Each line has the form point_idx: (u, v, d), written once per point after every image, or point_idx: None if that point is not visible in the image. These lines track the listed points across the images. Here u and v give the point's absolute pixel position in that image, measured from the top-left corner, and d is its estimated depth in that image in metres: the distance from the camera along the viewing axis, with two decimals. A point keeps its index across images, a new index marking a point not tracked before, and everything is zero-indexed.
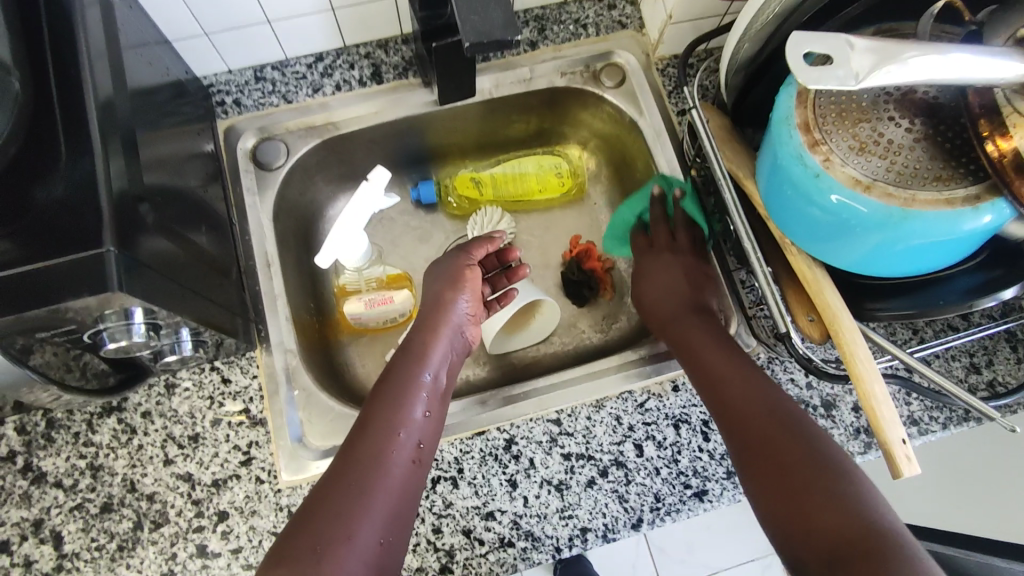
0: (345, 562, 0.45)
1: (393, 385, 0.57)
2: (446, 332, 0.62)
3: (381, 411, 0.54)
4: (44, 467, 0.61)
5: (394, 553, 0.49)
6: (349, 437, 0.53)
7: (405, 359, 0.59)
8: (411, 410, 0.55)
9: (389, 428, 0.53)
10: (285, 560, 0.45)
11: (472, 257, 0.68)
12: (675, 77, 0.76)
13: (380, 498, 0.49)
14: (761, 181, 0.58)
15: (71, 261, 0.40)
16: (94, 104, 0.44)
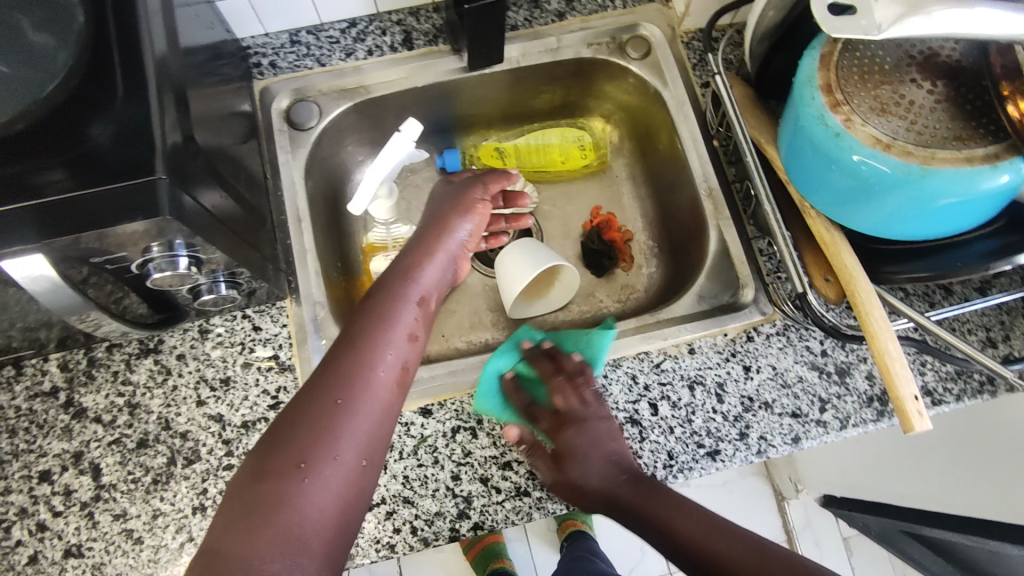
0: (325, 478, 0.46)
1: (380, 303, 0.57)
2: (442, 255, 0.64)
3: (367, 329, 0.54)
4: (84, 402, 0.64)
5: (372, 472, 0.50)
6: (332, 352, 0.53)
7: (398, 277, 0.60)
8: (396, 331, 0.55)
9: (376, 348, 0.53)
10: (268, 473, 0.46)
11: (487, 189, 0.70)
12: (699, 50, 0.78)
13: (361, 416, 0.50)
14: (782, 146, 0.59)
15: (125, 188, 0.42)
16: (150, 44, 0.46)
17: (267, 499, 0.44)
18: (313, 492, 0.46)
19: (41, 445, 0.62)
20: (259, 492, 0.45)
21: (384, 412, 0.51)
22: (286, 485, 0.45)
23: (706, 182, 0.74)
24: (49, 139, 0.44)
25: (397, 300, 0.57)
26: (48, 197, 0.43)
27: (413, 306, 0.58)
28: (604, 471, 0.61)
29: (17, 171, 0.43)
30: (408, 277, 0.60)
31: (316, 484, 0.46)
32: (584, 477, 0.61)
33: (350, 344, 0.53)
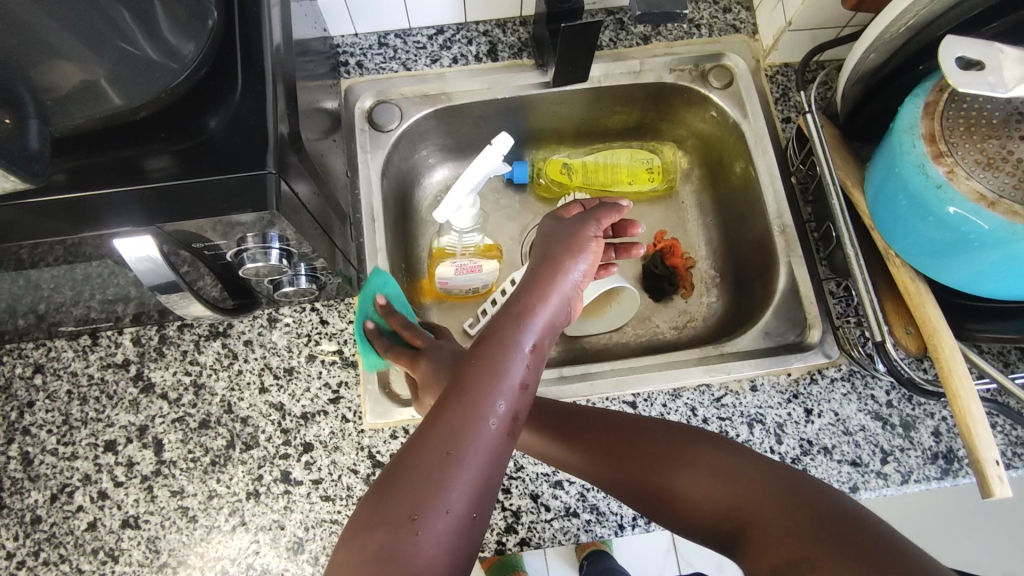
0: (438, 533, 0.45)
1: (494, 345, 0.56)
2: (555, 296, 0.61)
3: (482, 376, 0.53)
4: (153, 378, 0.65)
5: (483, 527, 0.48)
6: (444, 400, 0.52)
7: (514, 323, 0.58)
8: (510, 378, 0.54)
9: (489, 395, 0.52)
10: (383, 522, 0.45)
11: (600, 224, 0.65)
12: (783, 85, 0.78)
13: (471, 466, 0.48)
14: (870, 190, 0.58)
15: (238, 178, 0.44)
16: (268, 40, 0.48)
17: (382, 551, 0.43)
18: (426, 547, 0.44)
19: (109, 416, 0.64)
20: (373, 543, 0.44)
21: (494, 461, 0.49)
22: (397, 539, 0.44)
23: (780, 218, 0.73)
24: (168, 126, 0.46)
25: (511, 344, 0.56)
26: (163, 180, 0.44)
27: (526, 353, 0.56)
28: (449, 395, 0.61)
29: (134, 154, 0.45)
30: (519, 323, 0.58)
31: (426, 538, 0.44)
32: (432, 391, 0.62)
33: (465, 391, 0.52)
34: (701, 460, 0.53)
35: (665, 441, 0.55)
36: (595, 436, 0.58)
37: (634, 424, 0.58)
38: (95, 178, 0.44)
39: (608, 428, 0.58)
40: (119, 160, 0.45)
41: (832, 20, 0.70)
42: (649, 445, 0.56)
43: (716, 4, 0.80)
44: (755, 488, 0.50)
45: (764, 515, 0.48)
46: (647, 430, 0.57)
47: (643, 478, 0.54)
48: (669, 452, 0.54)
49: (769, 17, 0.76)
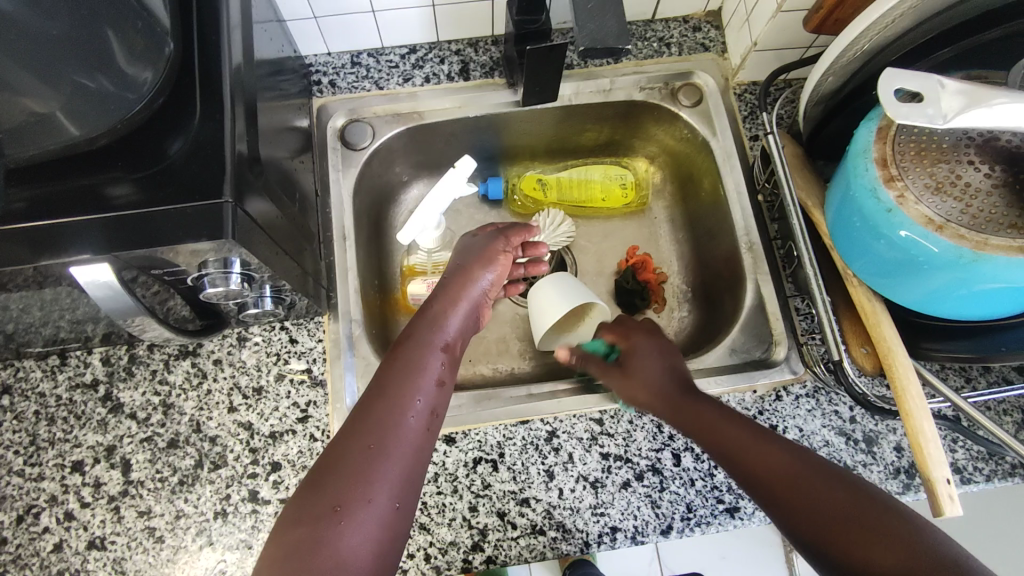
0: (360, 522, 0.46)
1: (412, 346, 0.57)
2: (465, 302, 0.63)
3: (394, 374, 0.54)
4: (122, 398, 0.65)
5: (407, 514, 0.49)
6: (364, 400, 0.53)
7: (427, 327, 0.59)
8: (427, 376, 0.55)
9: (407, 393, 0.53)
10: (308, 516, 0.46)
11: (510, 241, 0.69)
12: (751, 103, 0.79)
13: (392, 459, 0.49)
14: (829, 210, 0.59)
15: (193, 208, 0.44)
16: (227, 67, 0.48)
17: (305, 543, 0.44)
18: (350, 538, 0.45)
19: (76, 436, 0.64)
20: (295, 536, 0.45)
21: (412, 454, 0.50)
22: (322, 529, 0.45)
23: (747, 236, 0.74)
24: (127, 154, 0.46)
25: (425, 344, 0.57)
26: (122, 208, 0.45)
27: (440, 352, 0.57)
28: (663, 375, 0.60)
29: (94, 182, 0.45)
30: (434, 324, 0.60)
31: (351, 527, 0.45)
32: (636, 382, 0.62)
33: (381, 389, 0.53)
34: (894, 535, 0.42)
35: (846, 503, 0.44)
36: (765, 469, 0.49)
37: (811, 464, 0.48)
38: (54, 206, 0.44)
39: (783, 466, 0.48)
40: (78, 188, 0.45)
41: (796, 41, 0.71)
42: (831, 498, 0.45)
43: (685, 23, 0.82)
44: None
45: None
46: (830, 484, 0.46)
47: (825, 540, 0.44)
48: (865, 517, 0.43)
49: (737, 37, 0.77)
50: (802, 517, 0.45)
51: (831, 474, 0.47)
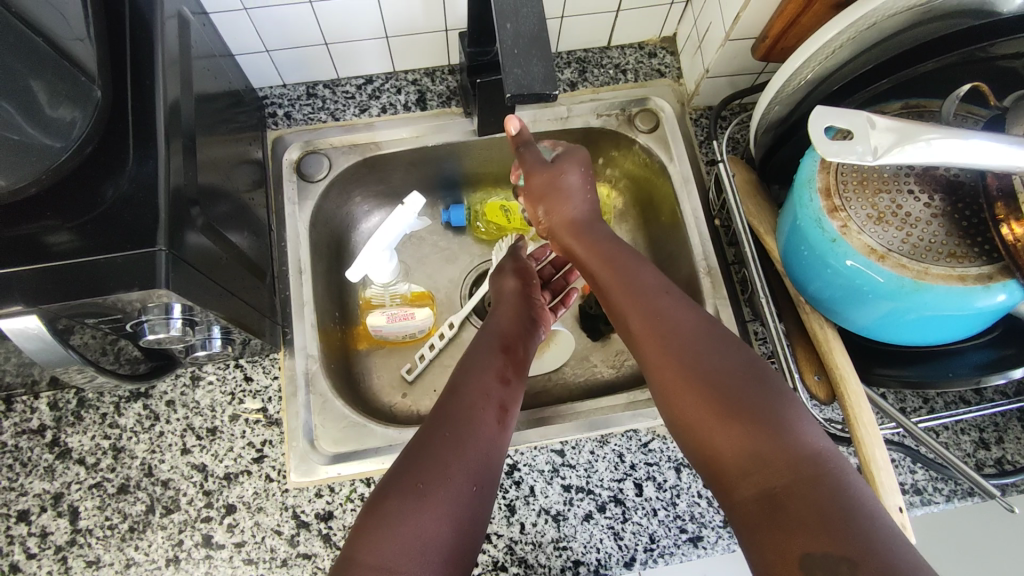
0: (445, 499, 0.47)
1: (470, 357, 0.60)
2: (519, 313, 0.67)
3: (465, 375, 0.57)
4: (70, 443, 0.64)
5: (486, 500, 0.49)
6: (442, 396, 0.55)
7: (486, 338, 0.63)
8: (491, 374, 0.57)
9: (474, 387, 0.55)
10: (395, 491, 0.47)
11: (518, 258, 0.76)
12: (706, 128, 0.80)
13: (468, 444, 0.50)
14: (780, 238, 0.60)
15: (126, 258, 0.43)
16: (163, 111, 0.48)
17: (387, 516, 0.45)
18: (432, 518, 0.46)
19: (22, 484, 0.62)
20: (385, 508, 0.46)
21: (490, 446, 0.52)
22: (405, 505, 0.46)
23: (705, 260, 0.73)
24: (58, 203, 0.45)
25: (486, 350, 0.61)
26: (51, 259, 0.44)
27: (501, 353, 0.60)
28: (579, 215, 0.64)
29: (23, 232, 0.44)
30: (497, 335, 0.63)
31: (435, 507, 0.46)
32: (553, 214, 0.65)
33: (457, 386, 0.56)
34: (753, 429, 0.45)
35: (722, 395, 0.48)
36: (656, 346, 0.52)
37: (699, 335, 0.52)
38: None
39: (670, 333, 0.52)
40: (5, 240, 0.44)
41: (746, 67, 0.72)
42: (707, 381, 0.49)
43: (641, 50, 0.83)
44: (792, 475, 0.43)
45: (784, 509, 0.42)
46: (723, 371, 0.49)
47: (698, 436, 0.48)
48: (738, 412, 0.46)
49: (691, 62, 0.78)
50: (686, 415, 0.49)
51: (713, 351, 0.50)
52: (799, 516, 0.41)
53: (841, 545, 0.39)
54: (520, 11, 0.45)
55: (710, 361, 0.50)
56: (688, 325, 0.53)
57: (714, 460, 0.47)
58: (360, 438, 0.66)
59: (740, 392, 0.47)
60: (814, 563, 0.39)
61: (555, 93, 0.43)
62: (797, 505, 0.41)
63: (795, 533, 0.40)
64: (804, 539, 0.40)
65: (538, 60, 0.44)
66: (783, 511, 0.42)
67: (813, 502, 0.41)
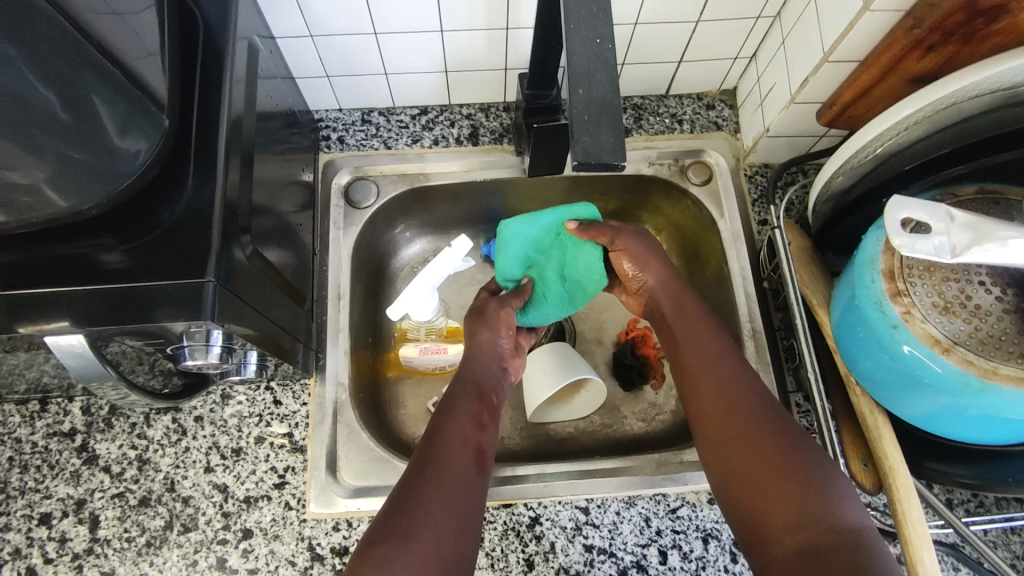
0: (429, 541, 0.45)
1: (452, 395, 0.57)
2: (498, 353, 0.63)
3: (440, 419, 0.54)
4: (98, 450, 0.64)
5: (470, 543, 0.47)
6: (423, 440, 0.52)
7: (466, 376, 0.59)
8: (469, 415, 0.55)
9: (453, 431, 0.53)
10: (380, 538, 0.44)
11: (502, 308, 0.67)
12: (761, 186, 0.78)
13: (451, 487, 0.48)
14: (835, 312, 0.57)
15: (174, 286, 0.43)
16: (224, 139, 0.48)
17: (371, 562, 0.43)
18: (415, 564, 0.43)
19: (48, 487, 0.63)
20: (369, 555, 0.43)
21: (471, 494, 0.49)
22: (389, 551, 0.43)
23: (750, 322, 0.71)
24: (116, 224, 0.45)
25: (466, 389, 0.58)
26: (102, 280, 0.44)
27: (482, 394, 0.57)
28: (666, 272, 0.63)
29: (78, 251, 0.45)
30: (480, 372, 0.60)
31: (418, 554, 0.44)
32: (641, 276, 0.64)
33: (436, 430, 0.53)
34: (792, 481, 0.45)
35: (770, 449, 0.48)
36: (712, 396, 0.53)
37: (746, 386, 0.52)
38: (33, 274, 0.43)
39: (723, 379, 0.53)
40: (59, 257, 0.44)
41: (808, 130, 0.70)
42: (752, 432, 0.49)
43: (699, 101, 0.81)
44: (832, 530, 0.42)
45: (825, 563, 0.41)
46: (772, 428, 0.49)
47: (738, 480, 0.48)
48: (780, 460, 0.47)
49: (750, 118, 0.76)
50: (730, 461, 0.49)
51: (760, 401, 0.51)
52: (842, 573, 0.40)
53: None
54: (591, 77, 0.40)
55: (754, 412, 0.50)
56: (743, 373, 0.54)
57: (756, 514, 0.46)
58: (384, 474, 0.64)
59: (781, 442, 0.48)
60: None
61: (625, 163, 0.40)
62: (840, 564, 0.40)
63: None
64: None
65: (608, 129, 0.40)
66: (824, 567, 0.41)
67: (853, 560, 0.40)
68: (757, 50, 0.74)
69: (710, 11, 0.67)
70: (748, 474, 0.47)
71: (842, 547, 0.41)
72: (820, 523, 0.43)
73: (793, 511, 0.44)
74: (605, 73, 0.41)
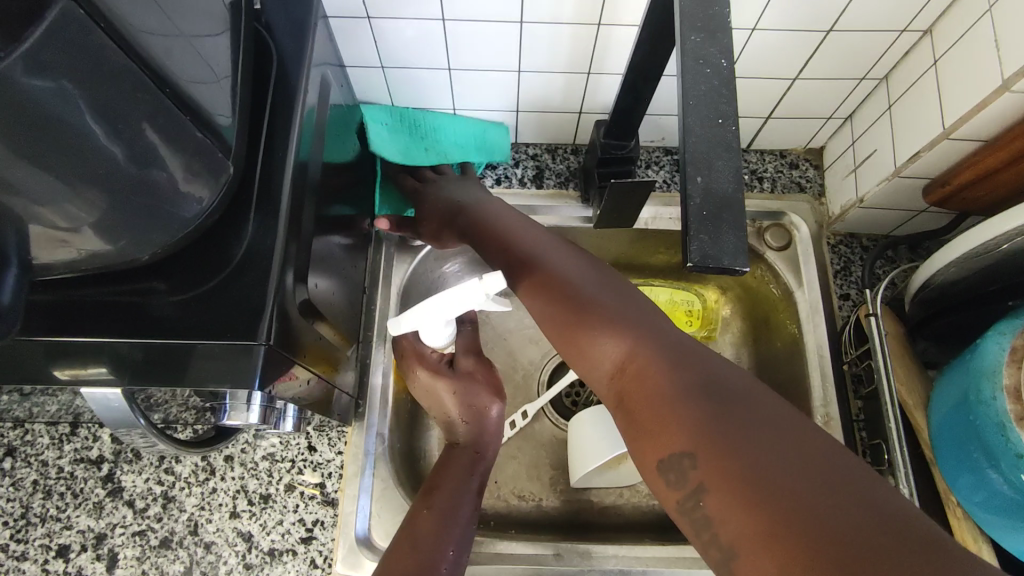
0: None
1: (442, 496, 0.54)
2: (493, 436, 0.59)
3: (417, 523, 0.52)
4: (123, 481, 0.61)
5: None
6: (398, 548, 0.51)
7: (459, 459, 0.57)
8: (457, 520, 0.53)
9: (435, 541, 0.51)
10: None
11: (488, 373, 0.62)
12: (845, 257, 0.71)
13: None
14: (935, 418, 0.52)
15: (222, 346, 0.40)
16: (288, 185, 0.44)
17: None
18: None
19: (69, 517, 0.60)
20: None
21: None
22: None
23: (826, 408, 0.64)
24: (168, 270, 0.42)
25: (460, 484, 0.55)
26: (144, 330, 0.40)
27: (473, 494, 0.55)
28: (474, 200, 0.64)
29: (123, 294, 0.41)
30: (472, 458, 0.58)
31: None
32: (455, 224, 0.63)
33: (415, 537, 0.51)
34: (603, 333, 0.47)
35: (581, 310, 0.49)
36: (536, 291, 0.53)
37: (549, 258, 0.54)
38: (73, 318, 0.40)
39: (533, 266, 0.54)
40: (102, 302, 0.41)
41: (909, 204, 0.64)
42: (560, 303, 0.50)
43: (782, 158, 0.76)
44: (638, 370, 0.43)
45: (652, 415, 0.41)
46: (603, 298, 0.49)
47: (573, 352, 0.50)
48: (593, 317, 0.48)
49: (840, 183, 0.70)
50: (560, 336, 0.51)
51: (562, 268, 0.53)
52: (651, 417, 0.41)
53: (705, 465, 0.36)
54: (712, 164, 0.36)
55: (562, 277, 0.52)
56: (547, 242, 0.56)
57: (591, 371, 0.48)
58: None
59: (590, 298, 0.49)
60: (668, 467, 0.39)
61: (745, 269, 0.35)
62: (646, 410, 0.41)
63: (651, 436, 0.40)
64: (660, 444, 0.39)
65: (727, 226, 0.35)
66: (637, 411, 0.42)
67: (648, 391, 0.42)
68: (855, 111, 0.68)
69: (811, 68, 0.62)
70: (568, 340, 0.50)
71: (644, 380, 0.42)
72: (630, 359, 0.44)
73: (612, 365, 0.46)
74: (727, 161, 0.36)
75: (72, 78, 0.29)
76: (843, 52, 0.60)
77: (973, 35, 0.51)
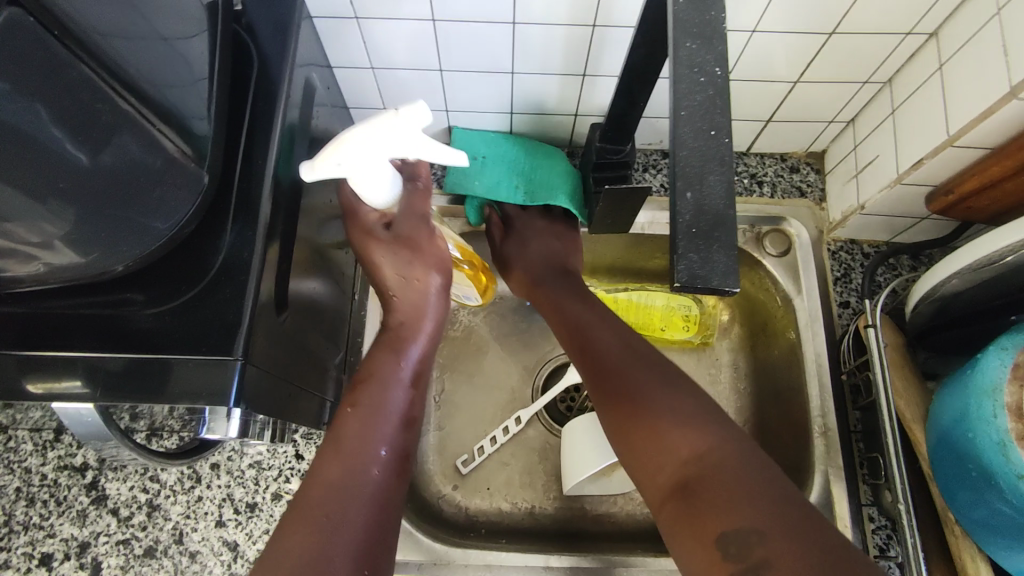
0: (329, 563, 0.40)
1: (367, 396, 0.50)
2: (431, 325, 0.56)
3: (343, 424, 0.48)
4: (108, 489, 0.60)
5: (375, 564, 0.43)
6: (325, 450, 0.47)
7: (388, 360, 0.52)
8: (386, 413, 0.49)
9: (363, 442, 0.47)
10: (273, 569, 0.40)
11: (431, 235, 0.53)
12: (846, 263, 0.70)
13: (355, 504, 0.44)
14: (932, 433, 0.50)
15: (195, 362, 0.38)
16: (268, 193, 0.43)
17: None
18: None
19: (52, 525, 0.59)
20: None
21: (372, 502, 0.45)
22: None
23: (823, 418, 0.63)
24: (143, 281, 0.41)
25: (389, 376, 0.51)
26: (117, 343, 0.39)
27: (406, 388, 0.51)
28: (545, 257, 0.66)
29: (98, 306, 0.40)
30: (395, 352, 0.53)
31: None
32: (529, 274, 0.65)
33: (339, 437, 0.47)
34: (666, 419, 0.46)
35: (635, 395, 0.48)
36: (596, 371, 0.52)
37: (613, 339, 0.53)
38: (46, 331, 0.39)
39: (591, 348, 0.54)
40: (76, 314, 0.40)
41: (912, 211, 0.62)
42: (625, 381, 0.50)
43: (783, 161, 0.74)
44: (701, 458, 0.43)
45: (716, 495, 0.41)
46: (663, 382, 0.49)
47: (623, 435, 0.48)
48: (654, 402, 0.47)
49: (841, 189, 0.69)
50: (614, 416, 0.49)
51: (630, 349, 0.52)
52: (712, 500, 0.41)
53: (773, 545, 0.37)
54: (705, 179, 0.35)
55: (626, 361, 0.51)
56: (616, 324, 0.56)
57: (640, 456, 0.47)
58: None
59: (650, 380, 0.49)
60: (728, 541, 0.39)
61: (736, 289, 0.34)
62: (711, 494, 0.41)
63: (713, 519, 0.40)
64: (720, 521, 0.39)
65: (718, 245, 0.34)
66: (696, 495, 0.42)
67: (717, 478, 0.42)
68: (858, 115, 0.66)
69: (813, 71, 0.60)
70: (622, 423, 0.48)
71: (710, 470, 0.42)
72: (700, 448, 0.44)
73: (669, 451, 0.45)
74: (720, 177, 0.35)
75: (29, 88, 0.28)
76: (846, 55, 0.58)
77: (981, 40, 0.49)
